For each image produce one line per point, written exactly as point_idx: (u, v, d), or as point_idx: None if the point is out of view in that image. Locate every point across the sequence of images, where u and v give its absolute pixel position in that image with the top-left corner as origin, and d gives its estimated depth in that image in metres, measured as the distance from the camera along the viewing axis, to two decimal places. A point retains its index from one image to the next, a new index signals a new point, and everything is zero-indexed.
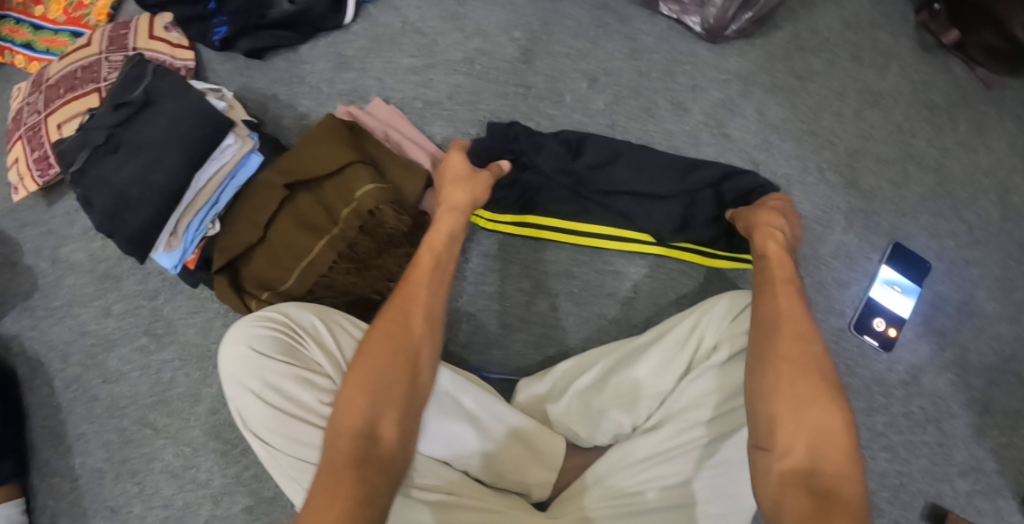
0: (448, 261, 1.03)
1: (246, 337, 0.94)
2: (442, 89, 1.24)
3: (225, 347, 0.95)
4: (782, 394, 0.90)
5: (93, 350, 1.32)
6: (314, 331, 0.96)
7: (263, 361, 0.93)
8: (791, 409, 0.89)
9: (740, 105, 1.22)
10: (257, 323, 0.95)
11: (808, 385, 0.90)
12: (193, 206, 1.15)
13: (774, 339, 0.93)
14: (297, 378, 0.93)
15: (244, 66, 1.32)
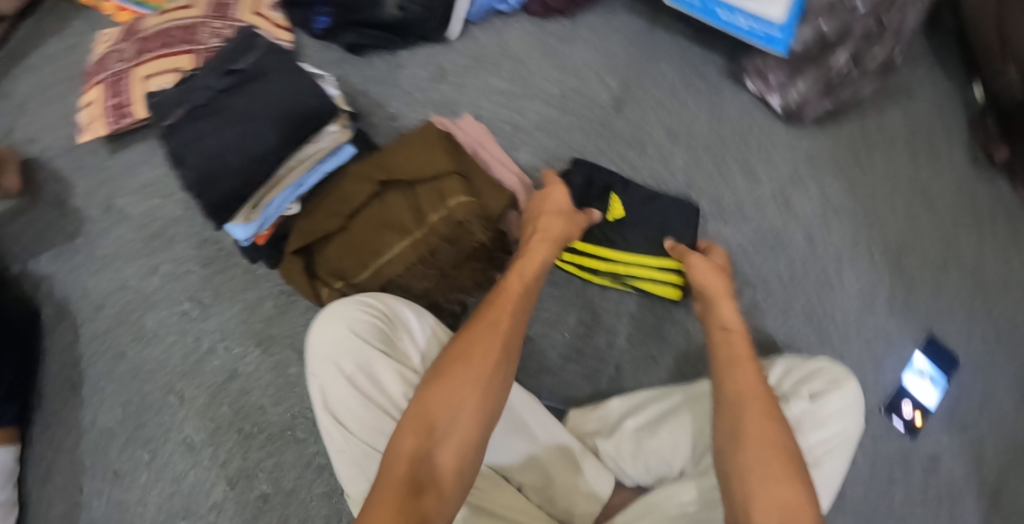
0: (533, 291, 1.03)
1: (350, 319, 0.94)
2: (533, 118, 1.29)
3: (325, 321, 0.95)
4: (750, 452, 0.89)
5: (129, 306, 1.29)
6: (410, 327, 0.98)
7: (360, 345, 0.94)
8: (765, 480, 0.86)
9: (808, 185, 1.29)
10: (362, 306, 0.96)
11: (771, 458, 0.88)
12: (280, 183, 1.15)
13: (739, 408, 0.93)
14: (391, 368, 0.94)
15: (340, 57, 1.35)
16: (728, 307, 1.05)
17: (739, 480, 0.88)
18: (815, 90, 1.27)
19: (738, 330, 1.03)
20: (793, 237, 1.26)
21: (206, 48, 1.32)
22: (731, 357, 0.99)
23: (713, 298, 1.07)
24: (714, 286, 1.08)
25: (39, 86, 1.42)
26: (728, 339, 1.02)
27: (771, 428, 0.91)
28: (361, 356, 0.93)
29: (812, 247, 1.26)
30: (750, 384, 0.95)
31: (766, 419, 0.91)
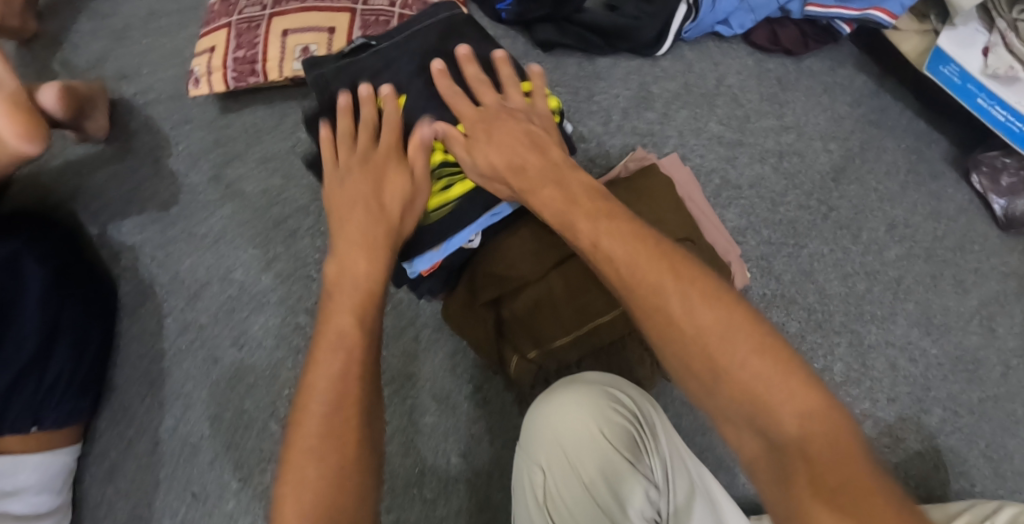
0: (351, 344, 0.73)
1: (589, 411, 0.80)
2: (745, 175, 1.12)
3: (566, 411, 0.81)
4: (755, 372, 0.64)
5: (233, 302, 1.09)
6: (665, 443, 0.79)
7: (603, 448, 0.78)
8: (731, 387, 0.64)
9: (1014, 306, 1.18)
10: (611, 404, 0.80)
11: (756, 364, 0.64)
12: (475, 216, 0.93)
13: (675, 332, 0.66)
14: (633, 484, 0.77)
15: (525, 52, 1.15)
16: (588, 221, 0.74)
17: (763, 419, 0.63)
18: None
19: (640, 264, 0.69)
20: (987, 359, 1.16)
21: (369, 9, 1.09)
22: (712, 371, 0.65)
23: (636, 281, 0.69)
24: (624, 262, 0.70)
25: (147, 9, 1.16)
26: (697, 329, 0.66)
27: (700, 313, 0.66)
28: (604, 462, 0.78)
29: (1003, 373, 1.16)
30: (706, 315, 0.66)
31: (763, 357, 0.64)
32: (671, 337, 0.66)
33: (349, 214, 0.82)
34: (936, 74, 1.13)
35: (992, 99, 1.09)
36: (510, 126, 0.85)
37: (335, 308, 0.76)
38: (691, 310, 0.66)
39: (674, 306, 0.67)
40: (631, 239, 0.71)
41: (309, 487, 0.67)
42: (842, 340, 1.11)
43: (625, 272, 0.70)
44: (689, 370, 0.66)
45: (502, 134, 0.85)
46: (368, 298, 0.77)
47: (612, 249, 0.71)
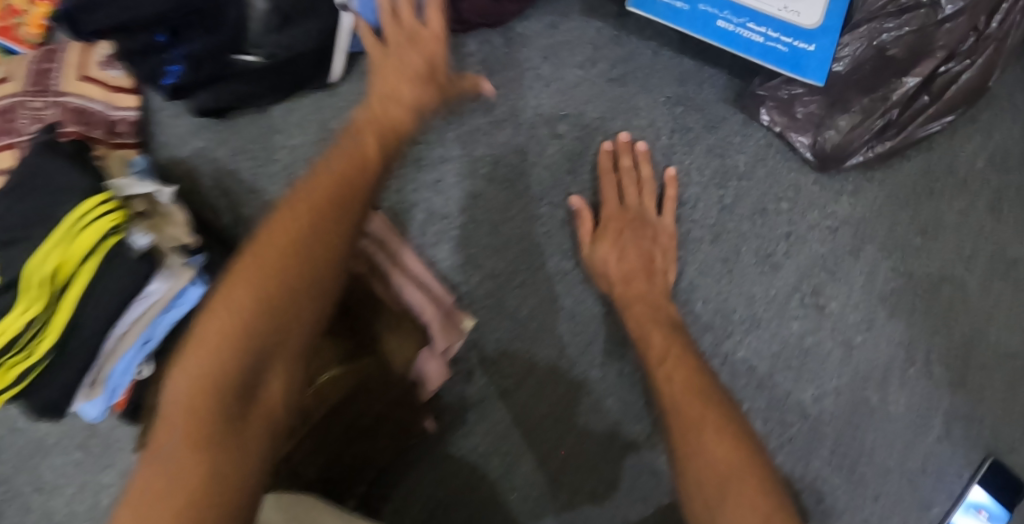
0: (325, 258, 0.70)
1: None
2: (454, 197, 0.98)
3: None
4: (720, 446, 0.73)
5: (23, 453, 1.11)
6: None
7: None
8: (690, 428, 0.76)
9: (845, 266, 0.96)
10: None
11: (701, 407, 0.78)
12: (117, 351, 0.91)
13: (667, 383, 0.82)
14: None
15: (203, 125, 1.05)
16: (688, 373, 0.82)
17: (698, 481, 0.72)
18: (869, 130, 0.91)
19: (694, 397, 0.79)
20: (818, 343, 0.94)
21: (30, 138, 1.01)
22: (737, 492, 0.70)
23: (678, 412, 0.78)
24: (684, 406, 0.78)
25: None
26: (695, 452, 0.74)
27: (697, 411, 0.77)
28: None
29: (843, 355, 0.95)
30: (720, 445, 0.73)
31: (692, 395, 0.80)
32: (684, 436, 0.75)
33: (325, 199, 0.73)
34: (653, 5, 0.91)
35: (738, 16, 0.88)
36: (630, 244, 0.93)
37: (237, 278, 0.67)
38: (710, 440, 0.74)
39: (706, 434, 0.75)
40: (694, 389, 0.80)
41: (194, 467, 0.59)
42: (614, 365, 0.96)
43: (679, 403, 0.78)
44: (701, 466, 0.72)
45: (626, 258, 0.93)
46: (309, 254, 0.69)
47: (684, 388, 0.81)
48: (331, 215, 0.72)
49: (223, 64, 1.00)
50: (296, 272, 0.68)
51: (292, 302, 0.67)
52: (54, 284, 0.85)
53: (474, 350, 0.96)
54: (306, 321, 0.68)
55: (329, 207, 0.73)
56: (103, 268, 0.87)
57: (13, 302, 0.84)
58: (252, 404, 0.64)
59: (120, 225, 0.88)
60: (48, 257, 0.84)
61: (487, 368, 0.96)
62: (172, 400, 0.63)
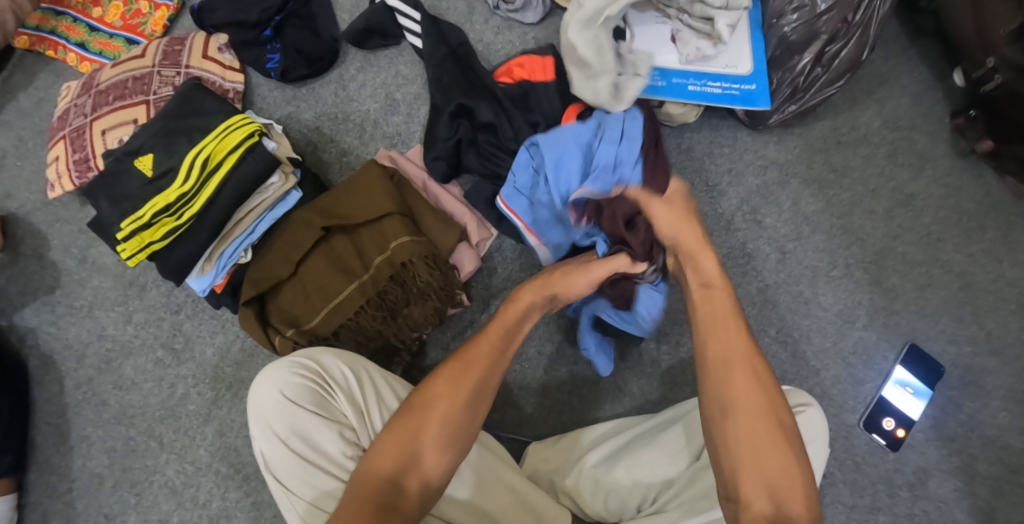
0: (512, 335, 1.01)
1: (282, 384, 0.96)
2: None
3: (259, 387, 0.97)
4: (740, 420, 0.92)
5: (109, 355, 1.33)
6: (345, 382, 0.99)
7: (292, 410, 0.95)
8: (750, 425, 0.91)
9: (777, 194, 1.25)
10: (291, 371, 0.97)
11: (762, 425, 0.91)
12: (239, 232, 1.15)
13: (723, 366, 0.95)
14: (325, 430, 0.96)
15: (292, 95, 1.37)
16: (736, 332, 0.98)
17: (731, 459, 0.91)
18: (781, 93, 1.22)
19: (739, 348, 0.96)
20: (761, 250, 1.22)
21: (161, 97, 1.33)
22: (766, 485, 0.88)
23: (713, 360, 0.96)
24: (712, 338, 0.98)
25: (13, 141, 1.44)
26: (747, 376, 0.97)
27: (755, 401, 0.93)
28: (294, 421, 0.96)
29: (781, 259, 1.22)
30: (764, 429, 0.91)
31: (752, 383, 0.94)
32: (727, 449, 0.91)
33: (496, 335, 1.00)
34: None
35: (699, 78, 1.20)
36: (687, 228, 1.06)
37: (387, 442, 0.92)
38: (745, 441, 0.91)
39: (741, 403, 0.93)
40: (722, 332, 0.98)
41: (393, 459, 0.91)
42: None
43: (715, 346, 0.97)
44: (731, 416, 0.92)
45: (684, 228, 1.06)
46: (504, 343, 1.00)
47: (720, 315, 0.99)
48: (467, 396, 0.95)
49: (315, 57, 1.35)
50: (449, 442, 0.93)
51: (418, 452, 0.92)
52: (207, 166, 1.10)
53: (498, 251, 1.23)
54: (431, 472, 0.91)
55: (494, 366, 0.98)
56: (240, 161, 1.12)
57: (172, 180, 1.10)
58: (478, 395, 0.95)
59: (259, 130, 1.14)
60: (204, 147, 1.11)
61: (507, 265, 1.23)
62: (383, 440, 0.93)
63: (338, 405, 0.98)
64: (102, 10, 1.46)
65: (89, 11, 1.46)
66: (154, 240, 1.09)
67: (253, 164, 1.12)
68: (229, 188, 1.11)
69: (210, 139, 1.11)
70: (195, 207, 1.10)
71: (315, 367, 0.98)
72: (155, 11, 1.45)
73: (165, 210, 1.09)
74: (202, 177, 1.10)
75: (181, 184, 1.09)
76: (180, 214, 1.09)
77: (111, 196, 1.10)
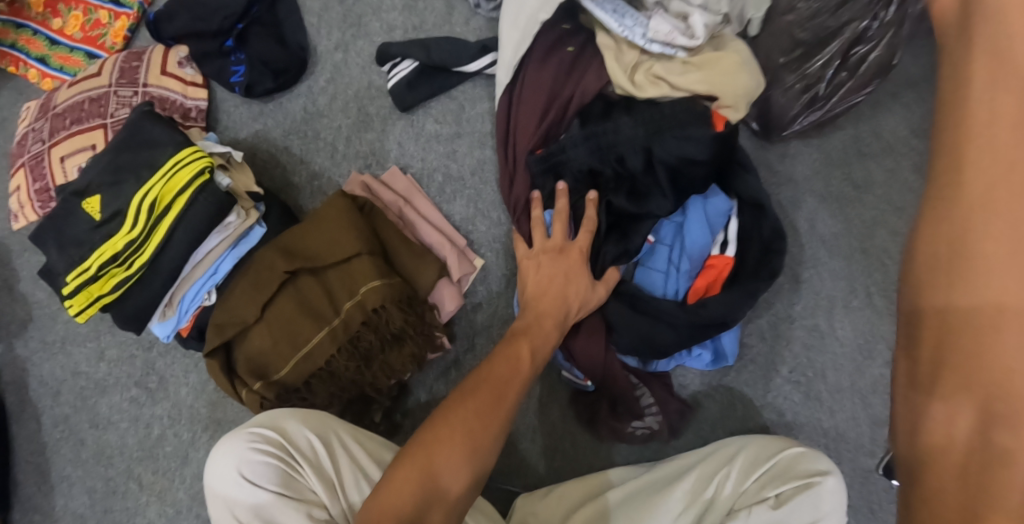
0: (519, 367, 0.93)
1: (241, 463, 0.87)
2: (467, 163, 1.19)
3: (217, 466, 0.89)
4: (985, 249, 0.56)
5: (84, 393, 1.28)
6: (312, 454, 0.91)
7: (253, 491, 0.87)
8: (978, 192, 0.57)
9: (789, 214, 1.14)
10: (251, 446, 0.88)
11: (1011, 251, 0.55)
12: (196, 275, 1.07)
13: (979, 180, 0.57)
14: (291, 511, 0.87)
15: (259, 111, 1.26)
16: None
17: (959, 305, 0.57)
18: (798, 102, 1.09)
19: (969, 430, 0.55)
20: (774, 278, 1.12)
21: (118, 120, 1.23)
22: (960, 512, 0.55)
23: (958, 332, 0.57)
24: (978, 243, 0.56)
25: None
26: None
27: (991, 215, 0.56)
28: (256, 502, 0.87)
29: (794, 291, 1.12)
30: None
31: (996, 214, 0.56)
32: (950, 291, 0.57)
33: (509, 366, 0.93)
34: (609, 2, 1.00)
35: None
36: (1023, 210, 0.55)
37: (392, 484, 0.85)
38: (958, 406, 0.56)
39: (991, 325, 0.55)
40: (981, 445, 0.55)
41: (414, 487, 0.85)
42: None
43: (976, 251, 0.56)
44: (989, 421, 0.54)
45: (995, 147, 0.57)
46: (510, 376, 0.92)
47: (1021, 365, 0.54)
48: (485, 414, 0.89)
49: (281, 69, 1.24)
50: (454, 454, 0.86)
51: (437, 476, 0.85)
52: (154, 211, 1.01)
53: (482, 284, 1.14)
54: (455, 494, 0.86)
55: (500, 387, 0.91)
56: (190, 203, 1.02)
57: (120, 224, 1.01)
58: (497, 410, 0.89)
59: (210, 165, 1.03)
60: (151, 189, 1.01)
61: (492, 299, 1.13)
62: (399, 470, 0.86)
63: (305, 480, 0.90)
64: (61, 21, 1.37)
65: (49, 23, 1.37)
66: (103, 294, 1.01)
67: (203, 205, 1.02)
68: (179, 233, 1.02)
69: (156, 178, 1.02)
70: (145, 255, 1.01)
71: (278, 439, 0.90)
72: (115, 21, 1.36)
73: (113, 262, 1.00)
74: (147, 221, 1.01)
75: (128, 230, 1.01)
76: (129, 265, 1.01)
77: (59, 240, 1.02)
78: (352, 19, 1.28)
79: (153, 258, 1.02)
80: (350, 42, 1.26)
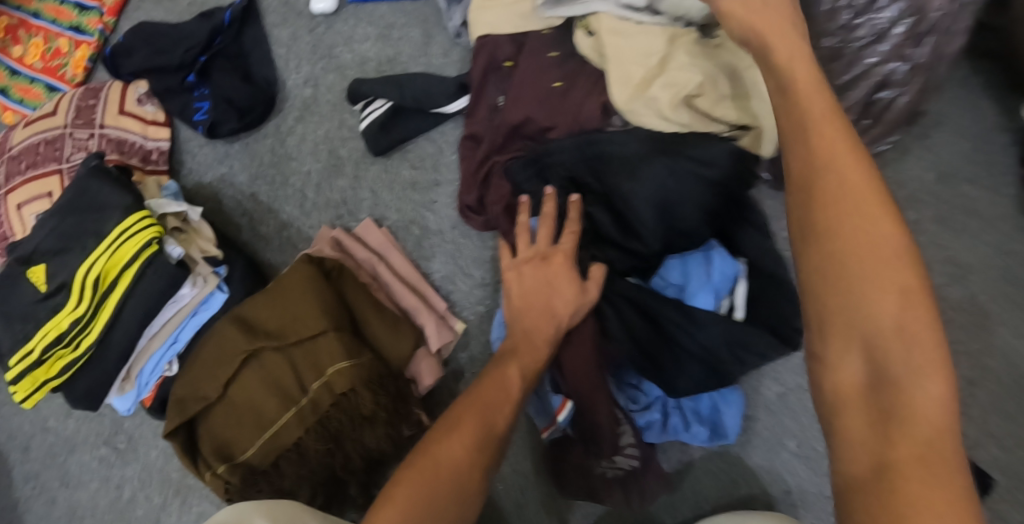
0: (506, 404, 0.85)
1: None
2: (446, 214, 1.09)
3: None
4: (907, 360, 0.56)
5: (52, 449, 1.22)
6: None
7: None
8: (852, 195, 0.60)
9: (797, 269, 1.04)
10: None
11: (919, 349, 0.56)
12: (154, 348, 1.00)
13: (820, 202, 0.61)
14: None
15: (224, 153, 1.17)
16: (940, 397, 0.54)
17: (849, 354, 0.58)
18: None
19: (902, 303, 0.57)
20: None
21: (74, 166, 1.14)
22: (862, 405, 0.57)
23: (883, 344, 0.57)
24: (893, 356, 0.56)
25: None
26: (838, 384, 0.58)
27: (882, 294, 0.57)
28: None
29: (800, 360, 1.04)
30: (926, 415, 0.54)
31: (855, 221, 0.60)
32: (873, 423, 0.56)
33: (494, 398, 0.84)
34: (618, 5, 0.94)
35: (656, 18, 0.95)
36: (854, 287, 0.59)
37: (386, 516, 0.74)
38: (851, 370, 0.58)
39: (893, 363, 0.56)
40: (874, 424, 0.56)
41: None
42: None
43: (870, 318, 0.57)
44: (873, 395, 0.57)
45: (826, 149, 0.62)
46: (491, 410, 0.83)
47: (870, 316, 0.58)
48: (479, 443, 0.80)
49: (246, 108, 1.14)
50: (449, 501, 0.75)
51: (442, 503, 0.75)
52: (99, 287, 0.93)
53: (464, 351, 1.05)
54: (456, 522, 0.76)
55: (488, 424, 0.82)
56: (138, 276, 0.94)
57: (65, 299, 0.94)
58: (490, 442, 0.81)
59: (158, 236, 0.94)
60: (95, 262, 0.93)
61: (474, 367, 1.05)
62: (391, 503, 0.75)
63: None
64: (21, 48, 1.27)
65: (8, 50, 1.27)
66: (51, 377, 0.94)
67: (153, 279, 0.94)
68: (128, 310, 0.94)
69: (100, 251, 0.93)
70: (93, 333, 0.94)
71: None
72: (76, 50, 1.25)
73: (57, 343, 0.93)
74: (93, 297, 0.93)
75: (73, 308, 0.93)
76: (77, 344, 0.94)
77: (3, 316, 0.95)
78: (322, 50, 1.17)
79: (101, 335, 0.94)
80: (320, 76, 1.16)
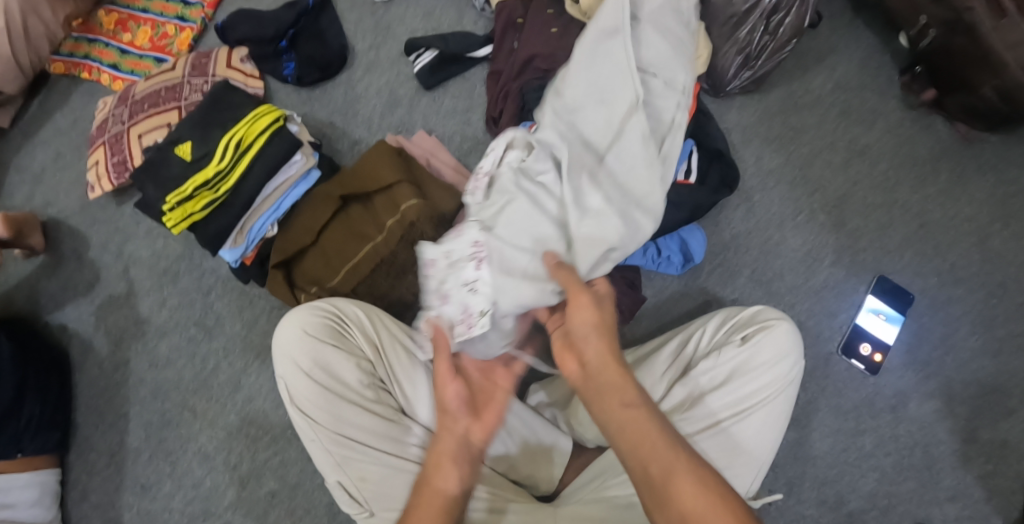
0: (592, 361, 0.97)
1: (304, 323, 1.14)
2: (480, 127, 1.46)
3: (283, 330, 1.15)
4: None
5: (144, 336, 1.44)
6: (357, 321, 1.18)
7: (315, 343, 1.14)
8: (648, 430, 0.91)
9: (741, 152, 1.39)
10: (312, 314, 1.16)
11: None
12: (265, 206, 1.29)
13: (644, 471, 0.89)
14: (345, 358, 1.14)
15: (307, 97, 1.53)
16: None
17: None
18: (733, 62, 1.35)
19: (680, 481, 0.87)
20: (730, 200, 1.36)
21: (191, 103, 1.47)
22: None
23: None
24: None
25: (53, 155, 1.59)
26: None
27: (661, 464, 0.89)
28: (317, 353, 1.13)
29: (748, 210, 1.36)
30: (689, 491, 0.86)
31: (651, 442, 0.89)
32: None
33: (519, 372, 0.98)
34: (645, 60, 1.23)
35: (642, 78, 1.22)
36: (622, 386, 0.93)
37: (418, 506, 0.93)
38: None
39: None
40: None
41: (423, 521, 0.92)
42: None
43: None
44: None
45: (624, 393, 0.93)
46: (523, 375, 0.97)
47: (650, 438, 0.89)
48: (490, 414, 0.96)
49: (326, 63, 1.51)
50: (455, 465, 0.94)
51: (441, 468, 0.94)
52: (238, 148, 1.25)
53: None
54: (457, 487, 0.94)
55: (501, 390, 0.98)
56: (268, 142, 1.27)
57: (208, 161, 1.25)
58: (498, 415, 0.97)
59: (283, 116, 1.29)
60: (236, 132, 1.26)
61: None
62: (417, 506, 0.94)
63: (355, 342, 1.17)
64: (130, 35, 1.64)
65: (119, 37, 1.64)
66: (196, 212, 1.24)
67: (277, 146, 1.27)
68: (258, 168, 1.26)
69: (239, 124, 1.27)
70: (228, 182, 1.25)
71: (333, 310, 1.17)
72: (180, 33, 1.63)
73: (203, 187, 1.23)
74: (232, 154, 1.25)
75: (216, 162, 1.24)
76: (217, 189, 1.24)
77: (156, 179, 1.24)
78: (381, 25, 1.56)
79: (235, 184, 1.25)
80: (381, 41, 1.55)
